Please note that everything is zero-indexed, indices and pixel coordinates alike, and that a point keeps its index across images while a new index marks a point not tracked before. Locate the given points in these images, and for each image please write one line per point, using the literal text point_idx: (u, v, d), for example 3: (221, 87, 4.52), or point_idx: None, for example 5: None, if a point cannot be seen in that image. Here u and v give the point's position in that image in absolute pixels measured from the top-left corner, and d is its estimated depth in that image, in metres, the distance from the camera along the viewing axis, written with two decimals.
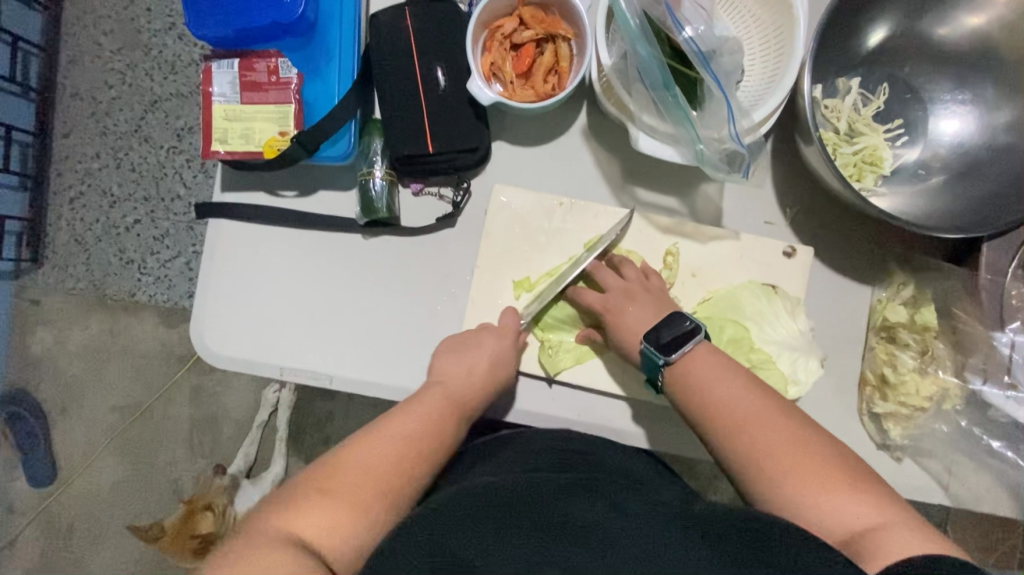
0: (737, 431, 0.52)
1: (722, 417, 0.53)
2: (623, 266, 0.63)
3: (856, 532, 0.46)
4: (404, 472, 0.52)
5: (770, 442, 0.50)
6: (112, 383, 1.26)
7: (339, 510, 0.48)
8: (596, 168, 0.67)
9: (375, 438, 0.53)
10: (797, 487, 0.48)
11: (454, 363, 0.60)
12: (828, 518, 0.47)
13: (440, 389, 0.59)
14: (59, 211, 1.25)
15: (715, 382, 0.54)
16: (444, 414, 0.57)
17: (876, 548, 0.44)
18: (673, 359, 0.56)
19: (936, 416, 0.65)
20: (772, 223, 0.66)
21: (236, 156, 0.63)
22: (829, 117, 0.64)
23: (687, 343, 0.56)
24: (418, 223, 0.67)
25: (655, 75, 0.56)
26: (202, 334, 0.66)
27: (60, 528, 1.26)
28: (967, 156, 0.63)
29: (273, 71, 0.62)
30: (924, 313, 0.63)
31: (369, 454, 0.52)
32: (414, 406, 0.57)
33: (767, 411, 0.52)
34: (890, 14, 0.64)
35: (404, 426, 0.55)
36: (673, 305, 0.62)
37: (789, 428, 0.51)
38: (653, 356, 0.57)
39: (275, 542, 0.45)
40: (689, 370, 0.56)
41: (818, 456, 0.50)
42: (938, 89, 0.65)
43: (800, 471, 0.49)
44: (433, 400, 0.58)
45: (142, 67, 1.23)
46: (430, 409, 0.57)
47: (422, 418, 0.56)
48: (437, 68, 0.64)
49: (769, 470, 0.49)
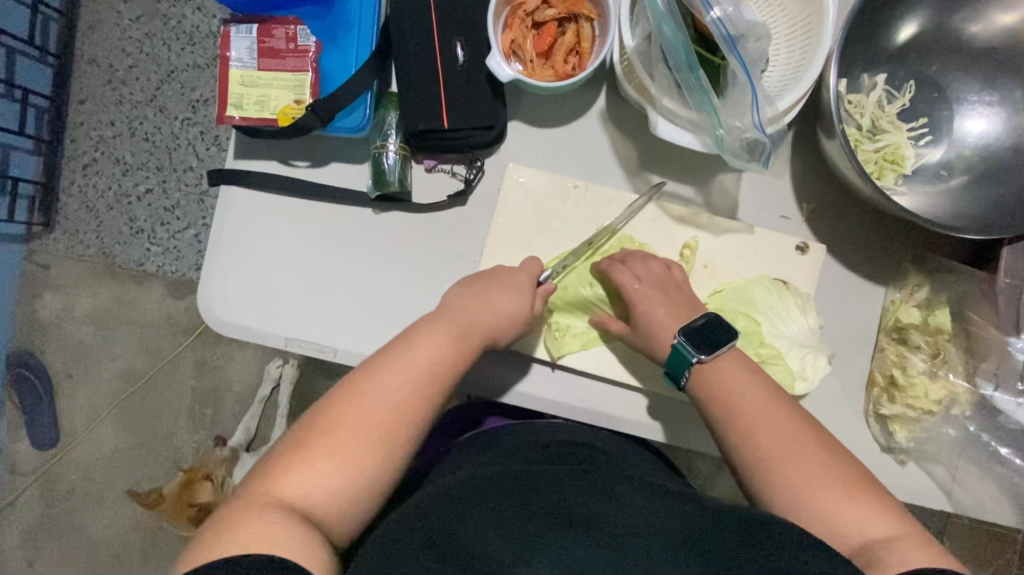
0: (756, 438, 0.52)
1: (743, 422, 0.53)
2: (648, 261, 0.62)
3: (871, 542, 0.46)
4: (412, 410, 0.51)
5: (790, 451, 0.50)
6: (118, 350, 1.27)
7: (327, 467, 0.47)
8: (612, 153, 0.66)
9: (379, 382, 0.51)
10: (814, 495, 0.48)
11: (467, 305, 0.57)
12: (843, 527, 0.47)
13: (443, 327, 0.55)
14: (72, 177, 1.25)
15: (739, 387, 0.54)
16: (454, 349, 0.55)
17: (891, 558, 0.44)
18: (705, 359, 0.56)
19: (943, 420, 0.64)
20: (788, 218, 0.65)
21: (249, 122, 0.62)
22: (853, 113, 0.63)
23: (719, 349, 0.56)
24: (428, 199, 0.66)
25: (680, 55, 0.55)
26: (207, 296, 0.66)
27: (61, 490, 1.28)
28: (992, 157, 0.62)
29: (292, 38, 0.62)
30: (938, 316, 0.62)
31: (370, 404, 0.50)
32: (418, 346, 0.54)
33: (788, 421, 0.52)
34: (920, 9, 0.62)
35: (403, 367, 0.52)
36: (700, 308, 0.61)
37: (809, 440, 0.51)
38: (686, 352, 0.56)
39: (268, 507, 0.44)
40: (716, 375, 0.55)
41: (837, 466, 0.50)
42: (966, 88, 0.63)
43: (817, 479, 0.49)
44: (436, 339, 0.54)
45: (161, 37, 1.23)
46: (431, 350, 0.54)
47: (428, 358, 0.53)
48: (456, 44, 0.63)
49: (785, 477, 0.49)
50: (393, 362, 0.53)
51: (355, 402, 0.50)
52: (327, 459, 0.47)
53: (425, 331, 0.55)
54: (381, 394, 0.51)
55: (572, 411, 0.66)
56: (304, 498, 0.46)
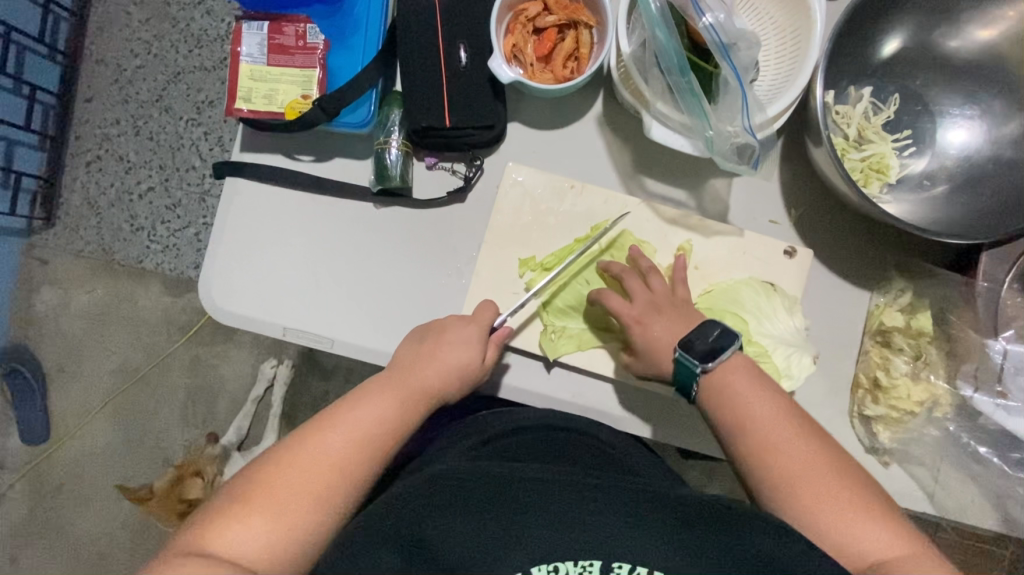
0: (766, 447, 0.54)
1: (751, 432, 0.54)
2: (651, 276, 0.63)
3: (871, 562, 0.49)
4: (351, 469, 0.53)
5: (794, 463, 0.53)
6: (113, 346, 1.28)
7: (258, 523, 0.49)
8: (607, 156, 0.69)
9: (325, 441, 0.53)
10: (822, 512, 0.50)
11: (418, 360, 0.59)
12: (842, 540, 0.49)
13: (389, 385, 0.58)
14: (75, 173, 1.27)
15: (749, 398, 0.56)
16: (401, 410, 0.57)
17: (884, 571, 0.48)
18: (709, 367, 0.57)
19: (926, 422, 0.65)
20: (776, 223, 0.67)
21: (258, 116, 0.64)
22: (840, 123, 0.65)
23: (725, 355, 0.57)
24: (428, 195, 0.68)
25: (671, 59, 0.57)
26: (209, 286, 0.68)
27: (49, 486, 1.28)
28: (973, 168, 0.64)
29: (301, 36, 0.63)
30: (920, 319, 0.64)
31: (310, 462, 0.52)
32: (362, 401, 0.56)
33: (798, 438, 0.54)
34: (905, 24, 0.65)
35: (343, 426, 0.54)
36: (697, 316, 0.62)
37: (821, 457, 0.53)
38: (688, 364, 0.57)
39: (199, 558, 0.47)
40: (725, 385, 0.57)
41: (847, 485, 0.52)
42: (949, 102, 0.66)
43: (818, 491, 0.51)
44: (379, 397, 0.56)
45: (169, 39, 1.26)
46: (373, 409, 0.56)
47: (367, 419, 0.55)
48: (460, 46, 0.65)
49: (794, 492, 0.51)
50: (333, 421, 0.54)
51: (287, 462, 0.52)
52: (261, 517, 0.49)
53: (372, 387, 0.57)
54: (320, 453, 0.52)
55: (560, 406, 0.67)
56: (227, 553, 0.48)
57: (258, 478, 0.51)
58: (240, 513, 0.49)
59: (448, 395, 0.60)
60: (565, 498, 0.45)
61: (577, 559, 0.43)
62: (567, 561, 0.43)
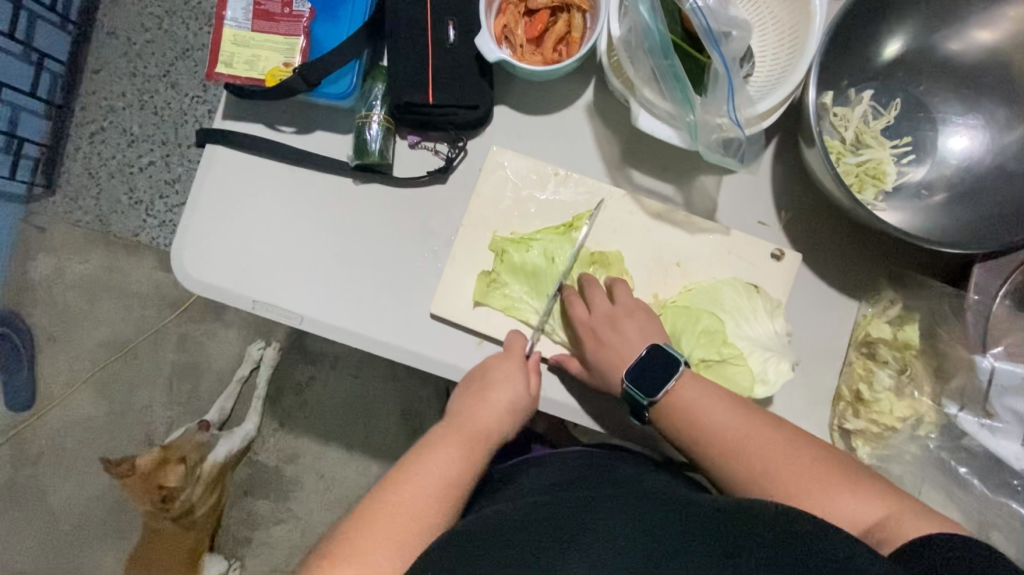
0: (729, 447, 0.53)
1: (715, 444, 0.54)
2: (615, 290, 0.62)
3: (872, 526, 0.47)
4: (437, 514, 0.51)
5: (764, 461, 0.52)
6: (104, 318, 1.28)
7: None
8: (596, 146, 0.67)
9: (404, 485, 0.52)
10: (798, 492, 0.50)
11: (473, 404, 0.60)
12: (842, 517, 0.48)
13: (455, 432, 0.57)
14: (78, 143, 1.27)
15: (703, 412, 0.55)
16: (471, 454, 0.56)
17: (893, 536, 0.45)
18: (659, 398, 0.56)
19: (908, 440, 0.63)
20: (765, 224, 0.65)
21: (238, 80, 0.62)
22: (837, 125, 0.63)
23: (670, 380, 0.56)
24: (409, 174, 0.67)
25: (654, 39, 0.55)
26: (181, 254, 0.66)
27: (30, 454, 1.28)
28: (972, 177, 0.62)
29: (287, 3, 0.62)
30: (907, 331, 0.62)
31: (386, 524, 0.48)
32: (436, 445, 0.56)
33: (764, 435, 0.53)
34: (908, 26, 0.62)
35: (423, 473, 0.53)
36: (659, 334, 0.60)
37: (778, 436, 0.53)
38: (635, 397, 0.57)
39: None
40: (677, 404, 0.56)
41: (815, 461, 0.51)
42: (950, 110, 0.64)
43: (798, 478, 0.50)
44: (450, 443, 0.56)
45: (180, 16, 1.26)
46: (447, 456, 0.55)
47: (443, 465, 0.54)
48: (449, 23, 0.64)
49: (771, 488, 0.51)
50: (411, 468, 0.53)
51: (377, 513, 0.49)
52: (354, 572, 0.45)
53: (441, 433, 0.58)
54: (405, 501, 0.50)
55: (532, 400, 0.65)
56: None
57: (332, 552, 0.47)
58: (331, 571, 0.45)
59: (503, 434, 0.60)
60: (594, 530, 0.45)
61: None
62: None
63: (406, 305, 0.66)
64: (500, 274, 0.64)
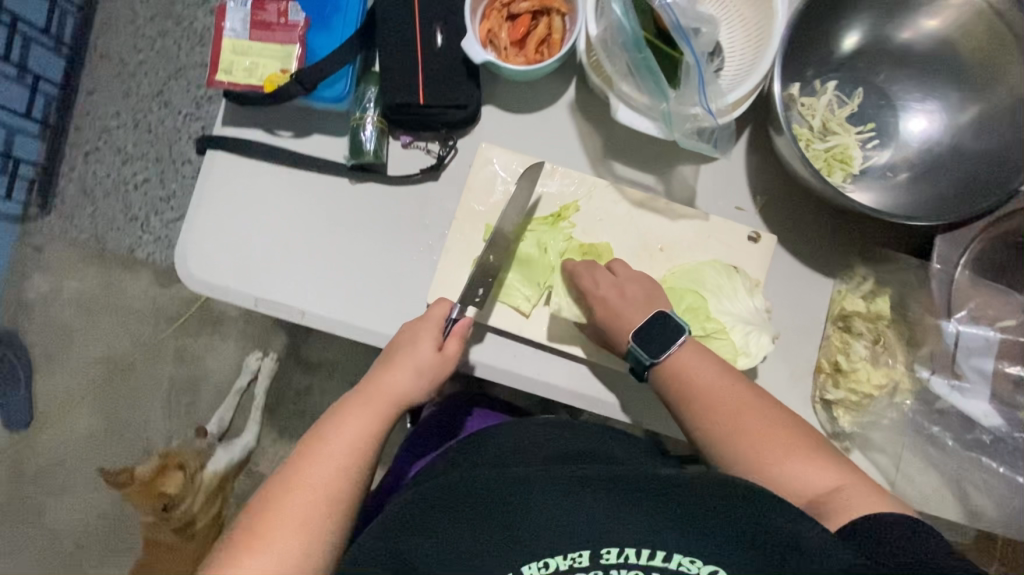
0: (710, 421, 0.57)
1: (700, 404, 0.57)
2: (617, 265, 0.65)
3: (820, 494, 0.51)
4: (338, 485, 0.55)
5: (741, 422, 0.56)
6: (102, 334, 1.29)
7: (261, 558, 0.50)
8: (579, 141, 0.70)
9: (307, 464, 0.55)
10: (761, 457, 0.54)
11: (386, 371, 0.61)
12: (796, 483, 0.52)
13: (359, 401, 0.60)
14: (73, 163, 1.30)
15: (694, 373, 0.59)
16: (376, 421, 0.59)
17: (837, 506, 0.50)
18: (658, 359, 0.60)
19: (887, 407, 0.66)
20: (742, 210, 0.69)
21: (238, 87, 0.66)
22: (805, 114, 0.67)
23: (671, 346, 0.60)
24: (402, 172, 0.70)
25: (627, 37, 0.59)
26: (185, 257, 0.69)
27: (29, 473, 1.28)
28: (932, 157, 0.66)
29: (282, 13, 0.66)
30: (879, 303, 0.65)
31: (288, 508, 0.52)
32: (341, 418, 0.59)
33: (744, 401, 0.57)
34: (865, 18, 0.67)
35: (327, 451, 0.56)
36: (662, 305, 0.63)
37: (758, 410, 0.56)
38: (640, 356, 0.60)
39: None
40: (672, 363, 0.60)
41: (785, 431, 0.55)
42: (908, 96, 0.68)
43: (768, 444, 0.54)
44: (350, 417, 0.58)
45: (172, 36, 1.29)
46: (349, 430, 0.58)
47: (346, 436, 0.57)
48: (437, 29, 0.67)
49: (742, 447, 0.55)
50: (314, 446, 0.56)
51: (280, 496, 0.53)
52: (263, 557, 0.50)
53: (348, 401, 0.60)
54: (307, 482, 0.54)
55: (527, 383, 0.68)
56: None
57: (240, 534, 0.52)
58: (237, 552, 0.50)
59: (418, 396, 0.62)
60: (565, 501, 0.47)
61: (566, 552, 0.46)
62: (557, 555, 0.46)
63: (404, 298, 0.69)
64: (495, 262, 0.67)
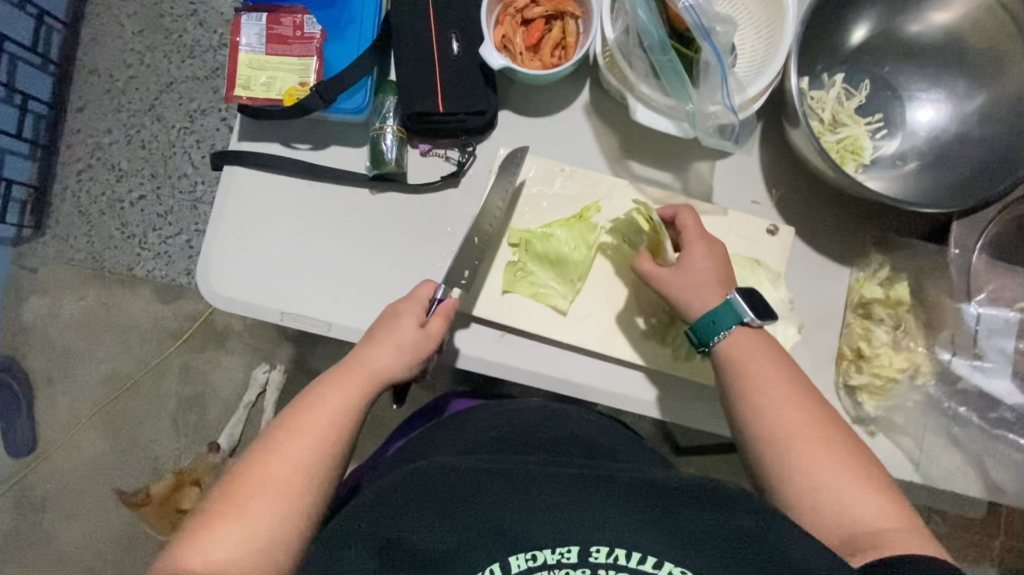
0: (770, 426, 0.55)
1: (758, 408, 0.56)
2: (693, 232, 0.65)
3: (867, 528, 0.50)
4: (315, 460, 0.54)
5: (800, 436, 0.54)
6: (103, 354, 1.27)
7: (236, 530, 0.50)
8: (595, 142, 0.71)
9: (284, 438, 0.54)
10: (816, 476, 0.52)
11: (370, 347, 0.60)
12: (851, 513, 0.51)
13: (340, 375, 0.58)
14: (66, 182, 1.28)
15: (758, 375, 0.57)
16: (357, 396, 0.58)
17: (882, 542, 0.49)
18: (752, 322, 0.59)
19: (909, 389, 0.68)
20: (758, 203, 0.70)
21: (256, 102, 0.66)
22: (815, 108, 0.68)
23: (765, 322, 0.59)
24: (422, 180, 0.70)
25: (653, 36, 0.60)
26: (207, 274, 0.68)
27: (35, 499, 1.26)
28: (941, 144, 0.68)
29: (298, 26, 0.65)
30: (898, 289, 0.67)
31: (266, 482, 0.52)
32: (320, 393, 0.57)
33: (812, 417, 0.55)
34: (872, 12, 0.69)
35: (306, 427, 0.55)
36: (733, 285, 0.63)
37: (833, 435, 0.54)
38: (738, 308, 0.58)
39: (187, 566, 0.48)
40: (737, 357, 0.58)
41: (851, 457, 0.53)
42: (916, 86, 0.70)
43: (826, 467, 0.52)
44: (331, 393, 0.57)
45: (162, 50, 1.28)
46: (328, 405, 0.56)
47: (324, 411, 0.56)
48: (452, 37, 0.68)
49: (797, 460, 0.53)
50: (293, 420, 0.56)
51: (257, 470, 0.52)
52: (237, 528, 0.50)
53: (329, 375, 0.59)
54: (283, 457, 0.53)
55: (534, 376, 0.68)
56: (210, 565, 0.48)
57: (213, 504, 0.51)
58: (212, 525, 0.50)
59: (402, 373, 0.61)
60: (566, 498, 0.47)
61: (554, 546, 0.46)
62: (544, 549, 0.46)
63: None
64: (525, 262, 0.68)
